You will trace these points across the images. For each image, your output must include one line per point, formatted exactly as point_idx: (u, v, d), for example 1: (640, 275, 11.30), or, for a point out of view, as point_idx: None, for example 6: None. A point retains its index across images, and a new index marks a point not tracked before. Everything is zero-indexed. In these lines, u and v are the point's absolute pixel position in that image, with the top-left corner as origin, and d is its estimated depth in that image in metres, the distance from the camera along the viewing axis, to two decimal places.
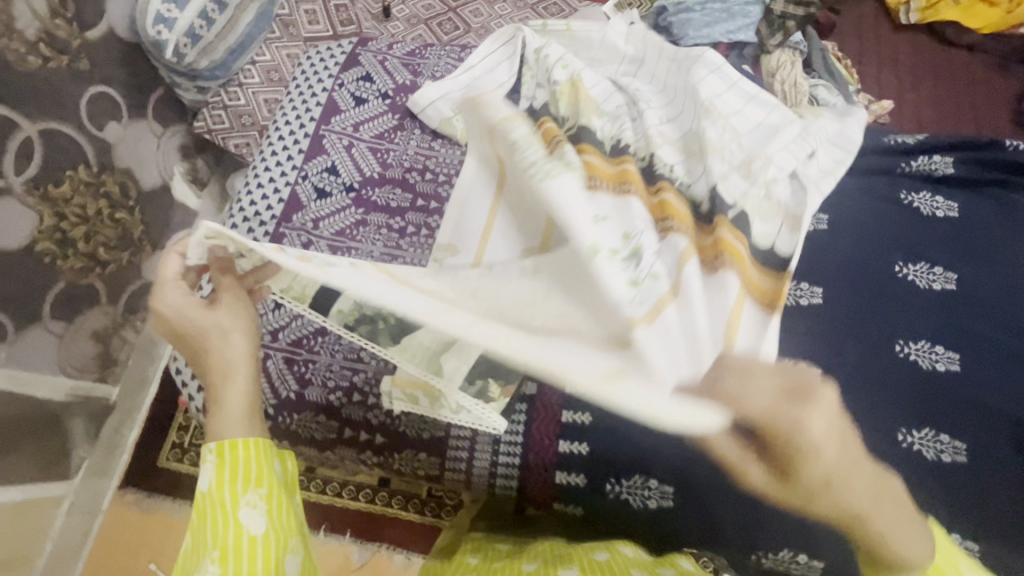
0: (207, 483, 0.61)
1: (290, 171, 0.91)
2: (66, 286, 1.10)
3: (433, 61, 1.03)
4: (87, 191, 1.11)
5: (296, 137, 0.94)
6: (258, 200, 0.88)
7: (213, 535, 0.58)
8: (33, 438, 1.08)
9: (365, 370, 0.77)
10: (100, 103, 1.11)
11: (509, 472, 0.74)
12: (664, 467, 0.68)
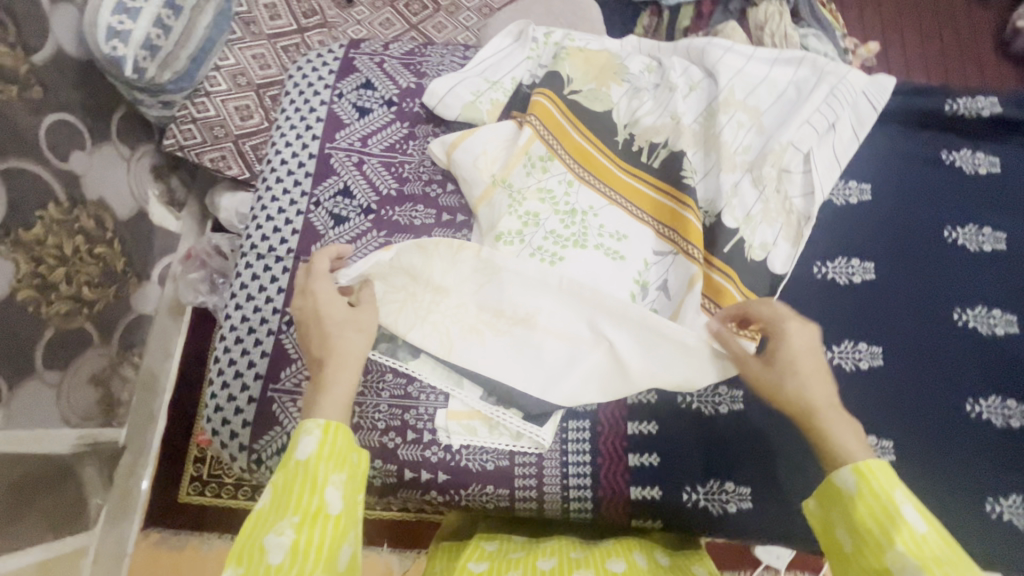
0: (306, 449, 0.56)
1: (300, 198, 0.85)
2: (55, 333, 1.03)
3: (437, 59, 0.95)
4: (62, 230, 1.03)
5: (300, 159, 0.87)
6: (271, 235, 0.83)
7: (294, 500, 0.53)
8: (47, 495, 1.03)
9: (416, 407, 0.74)
10: (60, 132, 1.02)
11: (583, 493, 0.72)
12: (741, 467, 0.70)
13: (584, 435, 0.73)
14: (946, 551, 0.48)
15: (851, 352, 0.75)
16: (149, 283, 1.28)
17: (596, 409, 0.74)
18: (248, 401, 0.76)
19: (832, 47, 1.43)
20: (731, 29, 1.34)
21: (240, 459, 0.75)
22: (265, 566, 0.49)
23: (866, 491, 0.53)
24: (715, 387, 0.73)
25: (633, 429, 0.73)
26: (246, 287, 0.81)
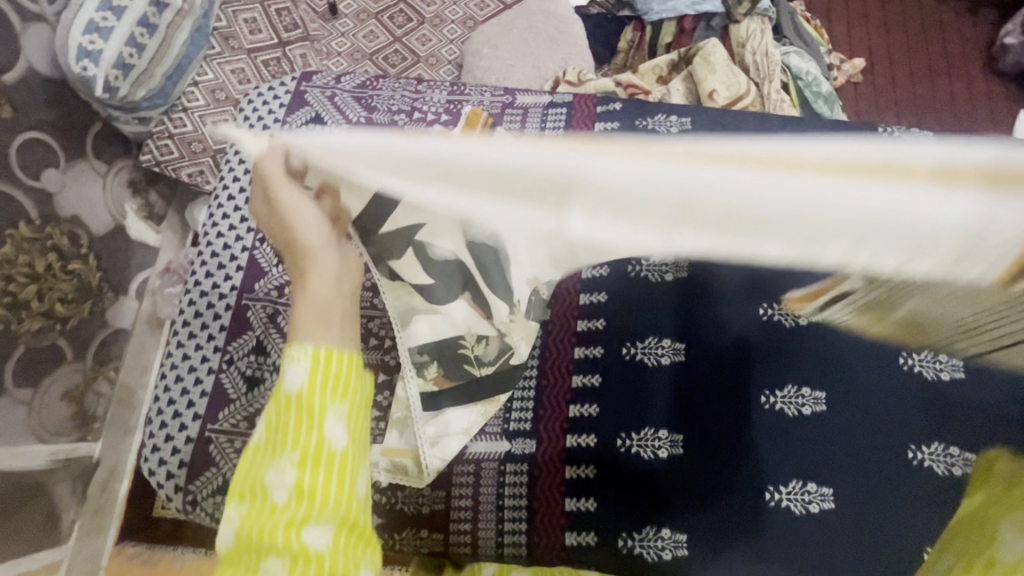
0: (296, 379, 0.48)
1: (246, 234, 0.87)
2: (27, 350, 1.04)
3: (388, 92, 0.98)
4: (34, 248, 1.03)
5: (247, 195, 0.90)
6: (215, 270, 0.86)
7: (292, 435, 0.48)
8: (17, 512, 1.03)
9: None
10: (32, 150, 1.03)
11: (516, 536, 0.70)
12: (674, 513, 0.67)
13: (520, 478, 0.71)
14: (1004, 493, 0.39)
15: (794, 398, 0.69)
16: (126, 297, 1.28)
17: (532, 450, 0.72)
18: (185, 441, 0.77)
19: (815, 63, 1.43)
20: (711, 46, 1.34)
21: (175, 501, 0.76)
22: (270, 504, 0.46)
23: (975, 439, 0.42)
24: (654, 429, 0.70)
25: (571, 473, 0.70)
26: (189, 324, 0.83)
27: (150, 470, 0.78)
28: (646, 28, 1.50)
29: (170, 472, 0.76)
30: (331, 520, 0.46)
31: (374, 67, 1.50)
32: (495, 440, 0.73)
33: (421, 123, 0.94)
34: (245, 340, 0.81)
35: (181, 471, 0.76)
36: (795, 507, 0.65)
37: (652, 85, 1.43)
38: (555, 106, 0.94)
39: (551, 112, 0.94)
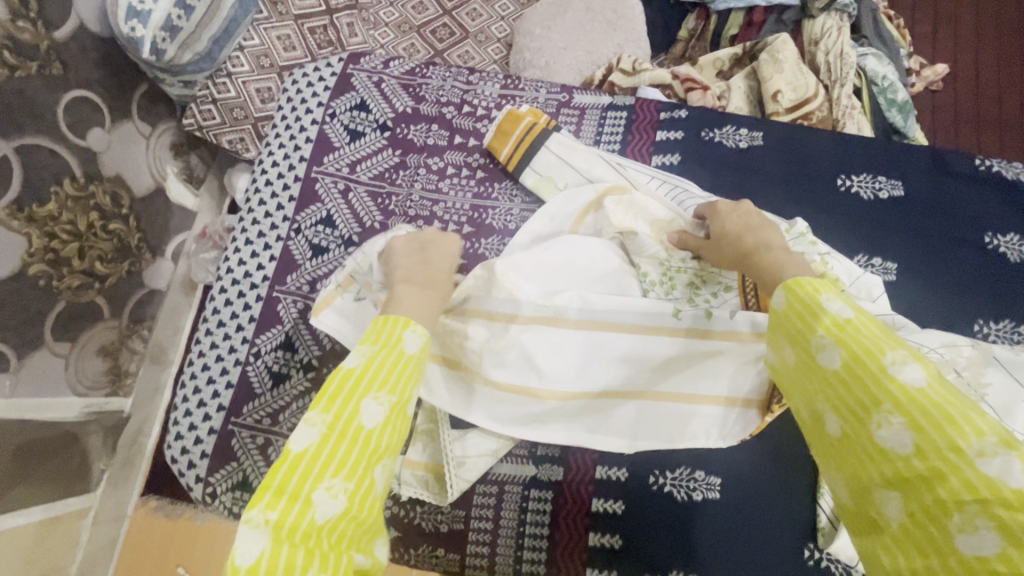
0: (411, 347, 0.60)
1: (282, 223, 0.86)
2: (65, 306, 1.06)
3: (437, 82, 0.94)
4: (76, 206, 1.04)
5: (286, 181, 0.88)
6: (249, 258, 0.84)
7: (388, 382, 0.57)
8: (51, 460, 1.07)
9: None
10: (79, 108, 1.03)
11: (535, 567, 0.69)
12: (701, 562, 0.65)
13: (544, 507, 0.69)
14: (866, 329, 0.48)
15: None
16: (163, 259, 1.30)
17: (558, 478, 0.70)
18: (209, 431, 0.77)
19: (893, 67, 1.32)
20: (781, 42, 1.25)
21: (196, 490, 0.77)
22: (312, 519, 0.49)
23: (795, 300, 0.52)
24: (690, 470, 0.68)
25: (597, 506, 0.68)
26: (219, 312, 0.83)
27: (175, 460, 0.78)
28: (711, 15, 1.41)
29: (195, 466, 0.77)
30: (341, 491, 0.51)
31: (422, 40, 1.45)
32: (520, 462, 0.71)
33: (470, 118, 0.90)
34: (274, 334, 0.80)
35: (204, 464, 0.76)
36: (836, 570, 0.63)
37: (711, 80, 1.35)
38: (615, 108, 0.88)
39: (610, 115, 0.88)
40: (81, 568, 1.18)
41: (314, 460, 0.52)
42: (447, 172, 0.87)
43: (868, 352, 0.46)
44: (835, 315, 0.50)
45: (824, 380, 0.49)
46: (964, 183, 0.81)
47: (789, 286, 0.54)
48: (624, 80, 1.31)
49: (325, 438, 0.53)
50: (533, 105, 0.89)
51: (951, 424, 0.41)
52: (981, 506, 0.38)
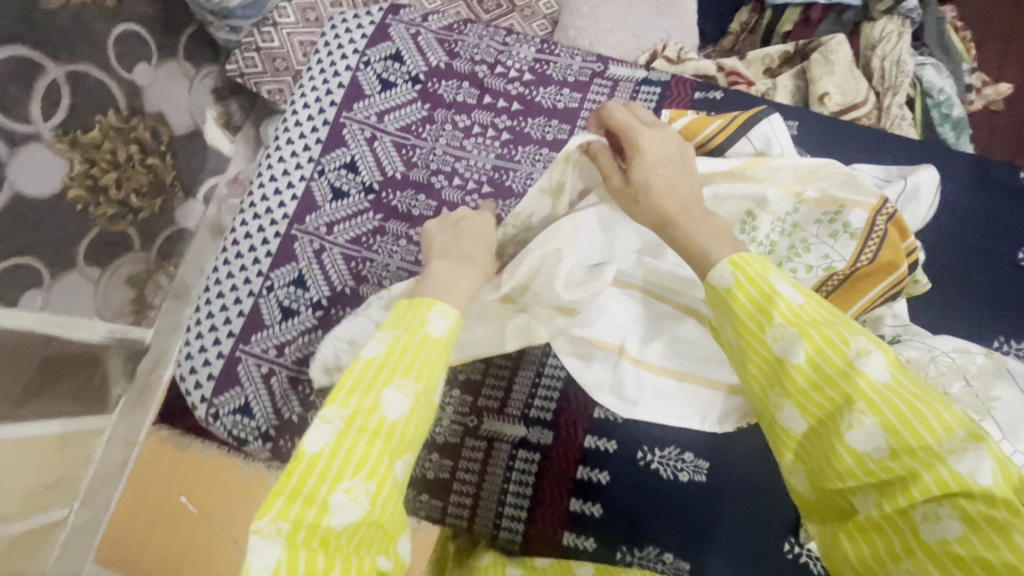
0: (438, 329, 0.59)
1: (307, 163, 0.87)
2: (99, 233, 1.10)
3: (473, 40, 0.93)
4: (118, 137, 1.08)
5: (315, 124, 0.89)
6: (272, 195, 0.86)
7: (414, 367, 0.56)
8: (72, 378, 1.13)
9: None
10: (129, 42, 1.06)
11: (515, 524, 0.71)
12: (676, 538, 0.67)
13: (529, 467, 0.71)
14: (816, 313, 0.51)
15: None
16: (194, 199, 1.33)
17: (547, 441, 0.72)
18: (217, 356, 0.80)
19: (952, 80, 1.26)
20: (837, 42, 1.20)
21: (200, 410, 0.80)
22: (327, 526, 0.49)
23: (742, 281, 0.53)
24: (679, 450, 0.69)
25: (582, 474, 0.70)
26: (238, 245, 0.85)
27: (184, 378, 0.82)
28: (767, 8, 1.37)
29: (198, 386, 0.80)
30: (359, 493, 0.51)
31: (467, 8, 1.44)
32: (512, 422, 0.73)
33: (502, 78, 0.90)
34: (288, 270, 0.82)
35: (207, 385, 0.80)
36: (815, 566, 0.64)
37: (757, 76, 1.31)
38: (649, 83, 0.88)
39: (644, 90, 0.88)
40: (92, 482, 1.24)
41: (331, 462, 0.51)
42: (472, 131, 0.87)
43: (833, 352, 0.49)
44: (789, 301, 0.52)
45: (785, 373, 0.51)
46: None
47: (735, 262, 0.54)
48: (668, 67, 1.30)
49: (341, 435, 0.52)
50: (566, 71, 0.89)
51: (922, 421, 0.45)
52: (945, 501, 0.43)
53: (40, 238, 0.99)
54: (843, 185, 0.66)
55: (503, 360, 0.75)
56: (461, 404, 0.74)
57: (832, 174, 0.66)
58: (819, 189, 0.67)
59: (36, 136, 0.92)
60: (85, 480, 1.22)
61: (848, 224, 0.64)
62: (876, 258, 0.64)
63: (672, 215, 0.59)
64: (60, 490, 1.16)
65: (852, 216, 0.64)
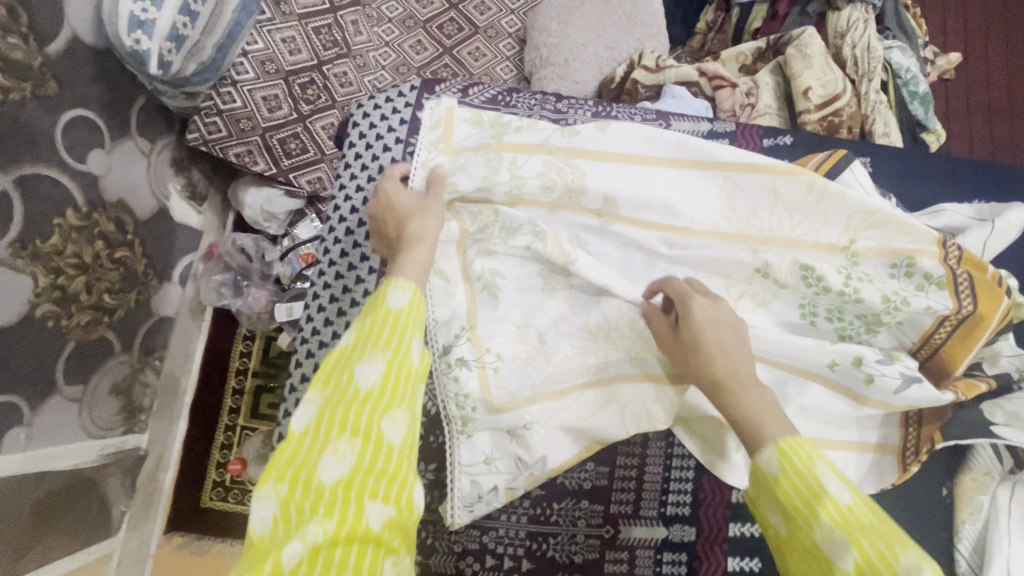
0: (400, 301, 0.54)
1: (368, 275, 0.79)
2: (76, 346, 0.98)
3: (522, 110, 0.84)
4: (80, 238, 0.96)
5: (368, 229, 0.80)
6: (336, 318, 0.78)
7: (385, 337, 0.51)
8: (68, 512, 1.00)
9: (496, 529, 0.69)
10: (78, 129, 0.93)
11: None
12: None
13: (678, 565, 0.68)
14: (868, 516, 0.46)
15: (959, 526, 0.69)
16: (170, 283, 1.21)
17: (691, 538, 0.69)
18: None
19: (915, 59, 1.31)
20: (809, 35, 1.23)
21: None
22: (316, 485, 0.44)
23: (790, 469, 0.50)
24: None
25: (734, 565, 0.68)
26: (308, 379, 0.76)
27: None
28: (732, 8, 1.40)
29: None
30: (348, 450, 0.46)
31: (428, 36, 1.37)
32: (651, 525, 0.69)
33: None
34: None
35: None
36: None
37: (735, 74, 1.33)
38: (715, 135, 0.81)
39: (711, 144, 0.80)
40: None
41: (317, 431, 0.47)
42: None
43: (878, 553, 0.44)
44: (837, 499, 0.48)
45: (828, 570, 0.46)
46: (999, 177, 0.82)
47: (783, 448, 0.51)
48: (648, 77, 1.27)
49: (320, 413, 0.48)
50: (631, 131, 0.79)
51: None
52: None
53: (13, 371, 0.86)
54: (900, 233, 0.65)
55: (629, 460, 0.70)
56: (593, 514, 0.69)
57: (888, 221, 0.65)
58: (876, 238, 0.65)
59: None
60: None
61: (928, 274, 0.63)
62: (976, 303, 0.63)
63: (720, 384, 0.57)
64: None
65: (928, 266, 0.63)
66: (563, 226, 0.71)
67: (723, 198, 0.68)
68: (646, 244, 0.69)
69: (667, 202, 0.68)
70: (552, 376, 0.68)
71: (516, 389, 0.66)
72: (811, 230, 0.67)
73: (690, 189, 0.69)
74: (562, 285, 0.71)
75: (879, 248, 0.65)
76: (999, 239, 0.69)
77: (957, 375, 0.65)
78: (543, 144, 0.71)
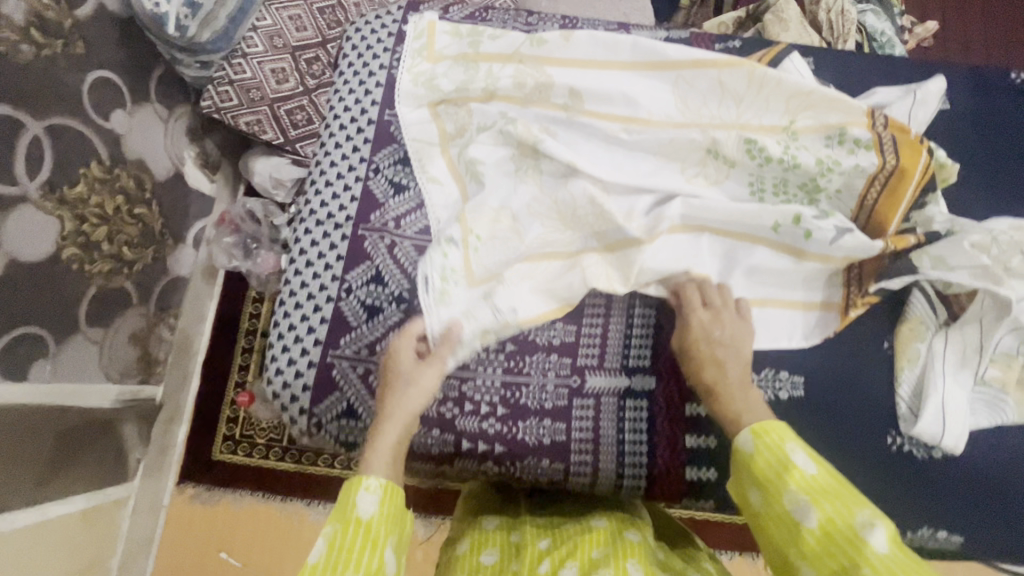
0: (368, 508, 0.58)
1: (359, 164, 0.87)
2: (98, 292, 1.05)
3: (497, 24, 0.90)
4: (103, 189, 1.03)
5: (359, 125, 0.89)
6: (330, 199, 0.86)
7: (355, 561, 0.54)
8: (86, 449, 1.06)
9: (471, 377, 0.78)
10: (102, 89, 1.01)
11: (637, 470, 0.76)
12: None
13: (642, 410, 0.77)
14: (828, 481, 0.54)
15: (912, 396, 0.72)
16: (185, 245, 1.28)
17: (652, 386, 0.77)
18: (307, 365, 0.79)
19: (890, 23, 1.37)
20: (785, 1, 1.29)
21: (299, 423, 0.79)
22: None
23: (762, 447, 0.58)
24: (776, 372, 0.75)
25: (691, 409, 0.76)
26: (306, 252, 0.84)
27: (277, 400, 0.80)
28: None
29: (298, 401, 0.79)
30: None
31: None
32: (614, 374, 0.78)
33: None
34: (364, 268, 0.81)
35: (313, 397, 0.78)
36: (916, 451, 0.72)
37: None
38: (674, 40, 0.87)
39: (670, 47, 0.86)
40: (122, 558, 1.18)
41: None
42: None
43: (838, 511, 0.51)
44: (802, 470, 0.55)
45: (797, 534, 0.53)
46: (962, 102, 0.86)
47: (756, 431, 0.59)
48: None
49: None
50: None
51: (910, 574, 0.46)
52: None
53: (41, 305, 0.93)
54: (835, 110, 0.73)
55: (593, 321, 0.79)
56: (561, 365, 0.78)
57: (822, 101, 0.74)
58: (813, 117, 0.74)
59: (24, 196, 0.88)
60: (115, 558, 1.16)
61: (859, 139, 0.72)
62: (898, 161, 0.71)
63: (706, 387, 0.68)
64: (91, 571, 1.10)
65: (857, 133, 0.72)
66: (532, 119, 0.79)
67: (674, 93, 0.77)
68: (607, 132, 0.76)
69: (627, 95, 0.76)
70: (526, 240, 0.75)
71: (494, 261, 0.74)
72: (754, 112, 0.75)
73: (643, 85, 0.77)
74: (532, 171, 0.77)
75: (814, 124, 0.74)
76: (922, 107, 0.76)
77: (890, 231, 0.73)
78: (515, 54, 0.81)
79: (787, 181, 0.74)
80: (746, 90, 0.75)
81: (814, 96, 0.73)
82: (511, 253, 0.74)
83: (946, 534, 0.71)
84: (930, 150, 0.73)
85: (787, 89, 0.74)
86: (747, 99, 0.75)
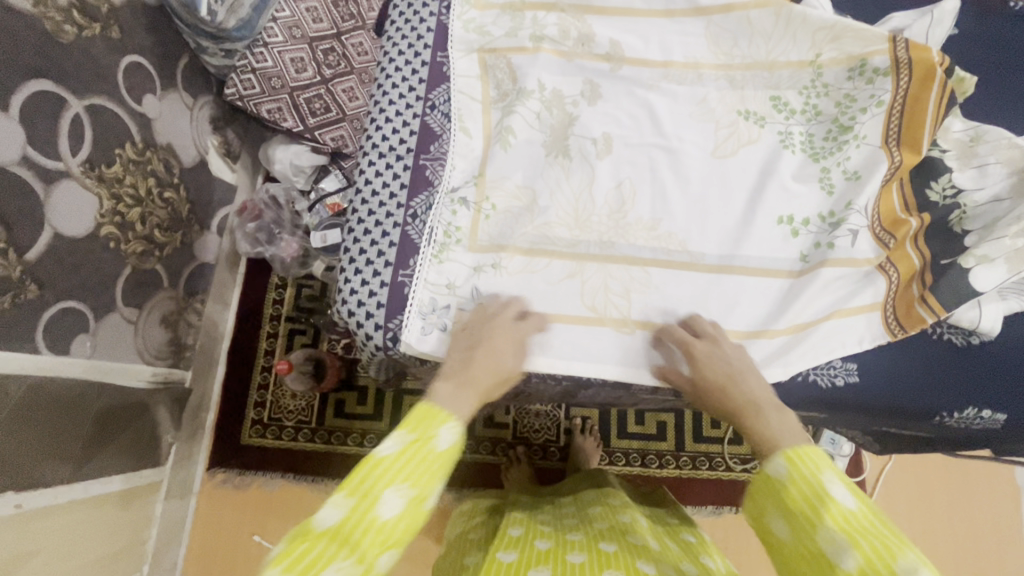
0: (445, 441, 0.62)
1: (415, 103, 0.97)
2: (133, 272, 1.07)
3: None
4: (136, 170, 1.06)
5: (414, 68, 0.99)
6: (391, 134, 0.96)
7: (417, 475, 0.59)
8: (123, 429, 1.07)
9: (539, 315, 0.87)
10: (135, 74, 1.05)
11: None
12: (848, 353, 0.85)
13: None
14: (867, 521, 0.54)
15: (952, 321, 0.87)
16: (209, 232, 1.30)
17: None
18: (380, 284, 0.88)
19: None
20: None
21: (375, 337, 0.86)
22: (373, 517, 0.55)
23: (797, 477, 0.59)
24: None
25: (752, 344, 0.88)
26: (371, 182, 0.94)
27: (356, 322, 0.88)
28: None
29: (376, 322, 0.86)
30: (399, 496, 0.57)
31: None
32: None
33: None
34: (425, 195, 0.92)
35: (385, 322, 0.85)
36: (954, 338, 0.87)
37: None
38: None
39: None
40: (156, 542, 1.19)
41: (354, 526, 0.55)
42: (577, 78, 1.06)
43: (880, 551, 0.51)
44: (840, 504, 0.56)
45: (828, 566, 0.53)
46: None
47: (789, 456, 0.60)
48: None
49: (345, 515, 0.55)
50: None
51: None
52: None
53: (82, 280, 0.95)
54: (858, 40, 0.88)
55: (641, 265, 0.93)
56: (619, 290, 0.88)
57: (846, 32, 0.88)
58: (836, 49, 0.89)
59: (66, 171, 0.90)
60: (149, 542, 1.17)
61: (877, 68, 0.88)
62: (912, 83, 0.85)
63: (740, 409, 0.71)
64: (126, 554, 1.10)
65: (877, 62, 0.87)
66: (581, 74, 0.96)
67: (709, 40, 0.94)
68: (647, 80, 0.95)
69: (662, 44, 0.95)
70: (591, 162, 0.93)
71: (536, 191, 0.92)
72: (782, 51, 0.92)
73: (680, 34, 0.95)
74: (562, 154, 0.93)
75: (835, 57, 0.90)
76: (938, 26, 0.89)
77: (920, 145, 0.85)
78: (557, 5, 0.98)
79: (815, 113, 0.93)
80: (776, 28, 0.91)
81: (835, 28, 0.88)
82: (572, 173, 0.92)
83: (989, 413, 0.85)
84: (948, 69, 0.85)
85: (816, 28, 0.88)
86: (774, 38, 0.92)
